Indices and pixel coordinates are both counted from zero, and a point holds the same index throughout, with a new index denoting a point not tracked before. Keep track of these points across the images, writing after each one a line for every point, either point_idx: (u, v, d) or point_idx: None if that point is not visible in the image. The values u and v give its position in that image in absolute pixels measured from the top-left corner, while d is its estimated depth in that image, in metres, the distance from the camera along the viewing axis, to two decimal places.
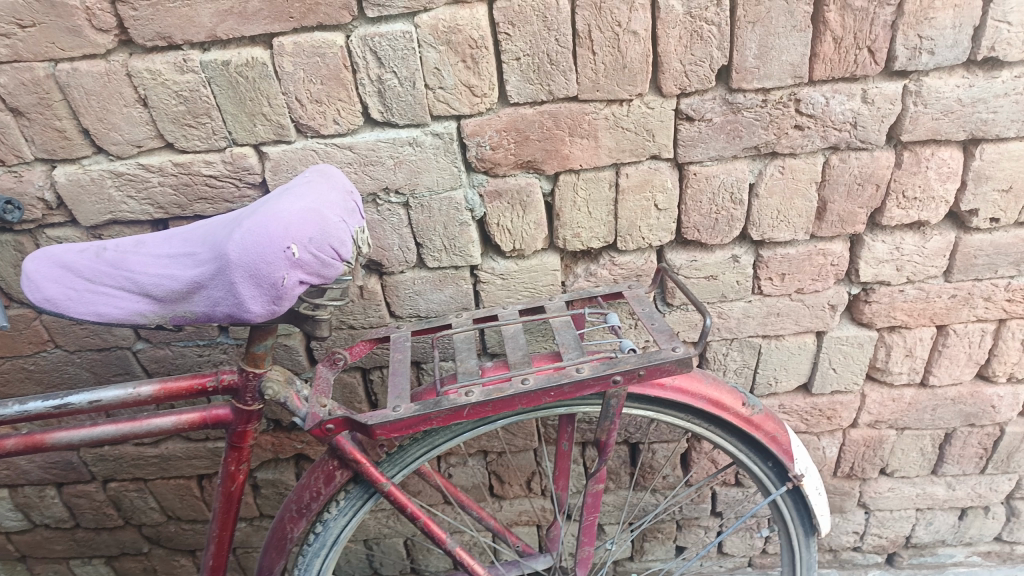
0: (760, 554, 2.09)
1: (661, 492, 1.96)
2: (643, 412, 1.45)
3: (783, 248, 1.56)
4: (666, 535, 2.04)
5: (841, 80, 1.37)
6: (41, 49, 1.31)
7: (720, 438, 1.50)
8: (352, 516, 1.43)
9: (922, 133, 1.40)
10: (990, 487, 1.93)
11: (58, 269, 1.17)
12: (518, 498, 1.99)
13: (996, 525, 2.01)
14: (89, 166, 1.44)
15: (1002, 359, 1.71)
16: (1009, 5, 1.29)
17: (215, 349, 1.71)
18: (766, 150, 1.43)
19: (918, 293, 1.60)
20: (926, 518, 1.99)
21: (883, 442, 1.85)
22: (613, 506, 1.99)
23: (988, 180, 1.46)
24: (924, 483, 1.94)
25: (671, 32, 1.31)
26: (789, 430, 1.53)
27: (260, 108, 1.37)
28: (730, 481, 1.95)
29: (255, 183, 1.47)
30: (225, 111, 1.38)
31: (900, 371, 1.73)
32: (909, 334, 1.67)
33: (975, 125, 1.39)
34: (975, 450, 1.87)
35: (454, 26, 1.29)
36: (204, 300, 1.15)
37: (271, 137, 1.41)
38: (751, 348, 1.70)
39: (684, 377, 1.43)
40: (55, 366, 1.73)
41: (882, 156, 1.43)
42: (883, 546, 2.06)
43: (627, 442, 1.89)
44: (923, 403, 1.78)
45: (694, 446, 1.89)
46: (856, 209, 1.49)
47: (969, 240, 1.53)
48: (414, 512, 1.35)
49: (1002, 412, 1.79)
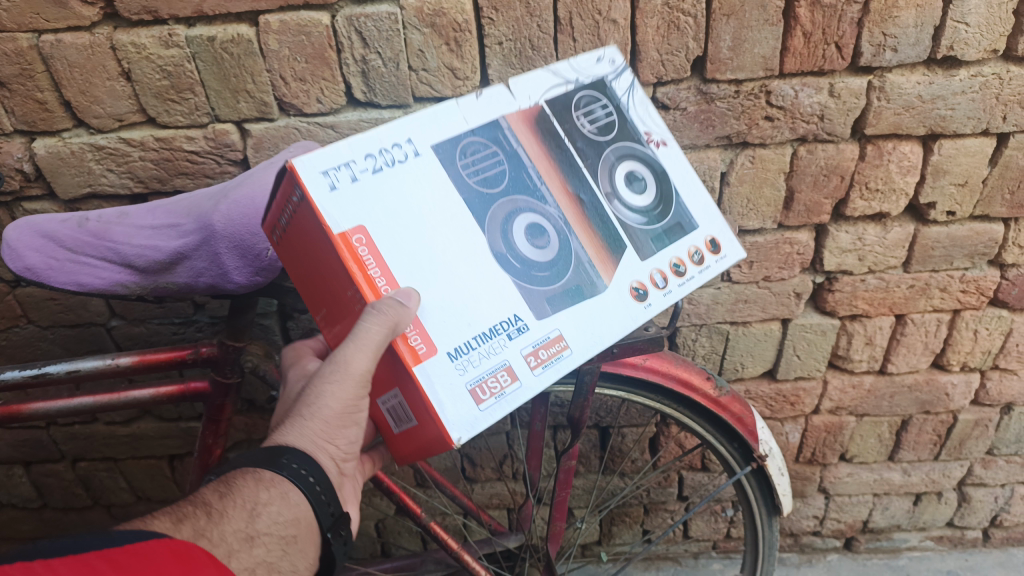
0: (724, 537, 2.14)
1: (629, 476, 2.01)
2: (615, 393, 1.51)
3: (752, 236, 1.61)
4: (633, 519, 2.09)
5: (809, 74, 1.43)
6: (25, 19, 1.32)
7: (687, 418, 1.55)
8: None
9: (885, 127, 1.46)
10: (943, 473, 2.01)
11: (41, 239, 1.18)
12: (489, 481, 2.01)
13: (948, 511, 2.09)
14: (69, 139, 1.44)
15: (956, 349, 1.78)
16: (967, 6, 1.36)
17: (190, 328, 1.71)
18: (737, 139, 1.49)
19: (879, 282, 1.67)
20: (882, 503, 2.07)
21: (843, 428, 1.92)
22: (582, 490, 2.03)
23: (946, 174, 1.53)
24: (881, 469, 2.01)
25: (649, 22, 1.36)
26: (757, 412, 1.58)
27: (244, 84, 1.39)
28: (696, 465, 2.00)
29: (236, 160, 1.48)
30: (209, 87, 1.39)
31: (860, 358, 1.79)
32: (869, 323, 1.73)
33: (934, 121, 1.46)
34: (929, 437, 1.95)
35: (438, 9, 1.32)
36: (187, 270, 1.17)
37: (254, 114, 1.43)
38: (720, 334, 1.75)
39: (655, 358, 1.48)
40: (28, 342, 1.72)
41: (847, 149, 1.49)
42: (841, 531, 2.13)
43: (598, 426, 1.93)
44: (882, 390, 1.85)
45: (662, 431, 1.93)
46: (822, 199, 1.55)
47: (927, 232, 1.60)
48: (390, 486, 1.44)
49: (956, 400, 1.87)
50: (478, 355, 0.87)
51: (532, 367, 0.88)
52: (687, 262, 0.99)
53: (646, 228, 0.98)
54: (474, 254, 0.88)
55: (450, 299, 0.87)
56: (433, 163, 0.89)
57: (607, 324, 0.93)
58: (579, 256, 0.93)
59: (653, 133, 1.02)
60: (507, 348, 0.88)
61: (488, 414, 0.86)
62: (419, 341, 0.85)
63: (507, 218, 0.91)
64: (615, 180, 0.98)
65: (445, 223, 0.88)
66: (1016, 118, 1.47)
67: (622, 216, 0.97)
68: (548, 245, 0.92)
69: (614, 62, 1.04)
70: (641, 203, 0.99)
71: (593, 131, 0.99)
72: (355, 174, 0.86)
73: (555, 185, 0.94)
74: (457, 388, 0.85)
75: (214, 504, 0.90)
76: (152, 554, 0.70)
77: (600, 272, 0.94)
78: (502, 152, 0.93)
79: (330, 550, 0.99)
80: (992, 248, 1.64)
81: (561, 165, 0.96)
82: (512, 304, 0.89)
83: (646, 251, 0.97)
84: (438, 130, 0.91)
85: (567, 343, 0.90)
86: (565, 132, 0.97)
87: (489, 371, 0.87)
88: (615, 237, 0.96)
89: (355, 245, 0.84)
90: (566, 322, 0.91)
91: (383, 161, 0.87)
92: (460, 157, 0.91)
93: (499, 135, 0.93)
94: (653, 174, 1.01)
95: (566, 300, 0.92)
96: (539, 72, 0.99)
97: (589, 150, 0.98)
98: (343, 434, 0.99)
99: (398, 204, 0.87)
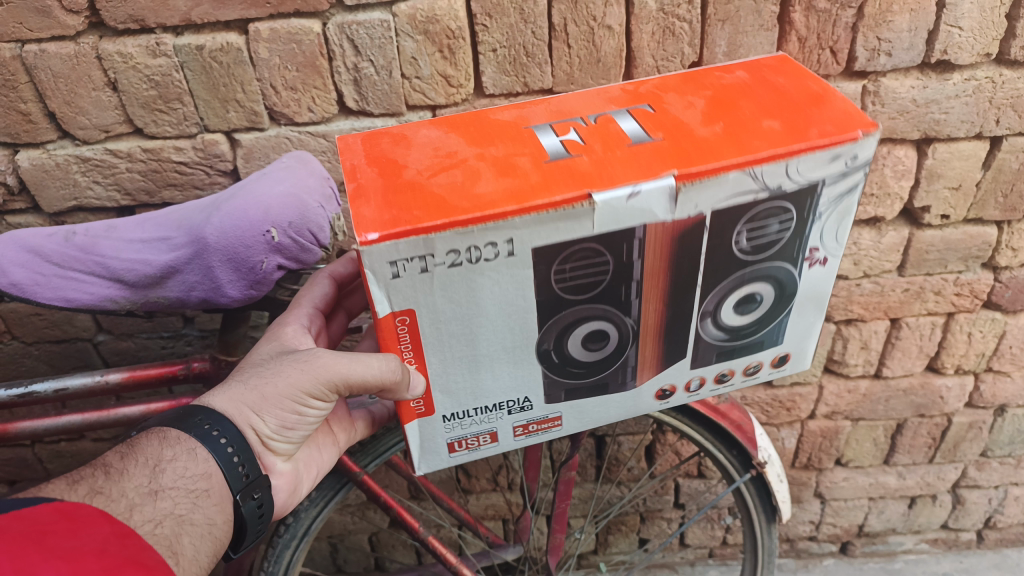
0: (720, 545, 2.13)
1: (625, 484, 2.01)
2: None
3: None
4: (629, 528, 2.08)
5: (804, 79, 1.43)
6: (8, 29, 1.29)
7: (686, 426, 1.54)
8: (323, 507, 1.39)
9: (880, 131, 1.46)
10: (938, 476, 2.01)
11: (26, 253, 1.14)
12: (484, 492, 1.98)
13: (942, 513, 2.09)
14: (55, 151, 1.41)
15: (950, 352, 1.79)
16: (961, 11, 1.36)
17: (179, 341, 1.67)
18: None
19: (874, 287, 1.67)
20: (878, 507, 2.07)
21: (839, 432, 1.92)
22: (579, 499, 2.02)
23: (940, 177, 1.53)
24: (876, 473, 2.01)
25: (644, 28, 1.35)
26: (755, 419, 1.57)
27: (234, 94, 1.37)
28: (692, 473, 1.99)
29: (226, 170, 1.45)
30: (197, 97, 1.37)
31: (856, 363, 1.79)
32: (864, 327, 1.73)
33: (929, 125, 1.46)
34: (924, 440, 1.95)
35: (432, 16, 1.31)
36: (178, 284, 1.15)
37: (244, 124, 1.40)
38: None
39: None
40: (11, 358, 1.68)
41: None
42: (837, 535, 2.13)
43: (594, 436, 1.91)
44: (877, 394, 1.85)
45: (659, 439, 1.93)
46: None
47: (922, 236, 1.60)
48: (388, 501, 1.39)
49: (950, 403, 1.87)
50: (468, 422, 0.99)
51: (515, 434, 1.04)
52: (737, 372, 1.08)
53: (716, 343, 1.02)
54: (526, 363, 0.94)
55: (461, 381, 0.93)
56: (518, 267, 0.82)
57: (606, 410, 1.07)
58: (626, 361, 1.00)
59: (819, 252, 0.95)
60: (500, 420, 1.01)
61: (454, 459, 1.04)
62: (420, 405, 0.95)
63: (575, 319, 0.91)
64: (725, 301, 0.97)
65: (499, 322, 0.88)
66: (1009, 121, 1.47)
67: (703, 331, 1.00)
68: (600, 349, 0.97)
69: (852, 158, 0.86)
70: (737, 323, 1.00)
71: (744, 247, 0.91)
72: (426, 266, 0.79)
73: (651, 297, 0.93)
74: (438, 439, 1.01)
75: (114, 465, 0.96)
76: (37, 517, 0.78)
77: (636, 375, 1.02)
78: (609, 262, 0.86)
79: (240, 511, 1.03)
80: (985, 251, 1.64)
81: (672, 280, 0.91)
82: (527, 390, 0.98)
83: (702, 364, 1.04)
84: (552, 234, 0.81)
85: (559, 422, 1.05)
86: (707, 248, 0.89)
87: (472, 433, 1.01)
88: (679, 349, 1.00)
89: (398, 324, 0.85)
90: (568, 410, 1.03)
91: (463, 260, 0.80)
92: (558, 261, 0.84)
93: (622, 244, 0.84)
94: (776, 296, 0.98)
95: (587, 392, 1.02)
96: (733, 175, 0.82)
97: (723, 268, 0.92)
98: (274, 415, 1.03)
99: (462, 308, 0.85)
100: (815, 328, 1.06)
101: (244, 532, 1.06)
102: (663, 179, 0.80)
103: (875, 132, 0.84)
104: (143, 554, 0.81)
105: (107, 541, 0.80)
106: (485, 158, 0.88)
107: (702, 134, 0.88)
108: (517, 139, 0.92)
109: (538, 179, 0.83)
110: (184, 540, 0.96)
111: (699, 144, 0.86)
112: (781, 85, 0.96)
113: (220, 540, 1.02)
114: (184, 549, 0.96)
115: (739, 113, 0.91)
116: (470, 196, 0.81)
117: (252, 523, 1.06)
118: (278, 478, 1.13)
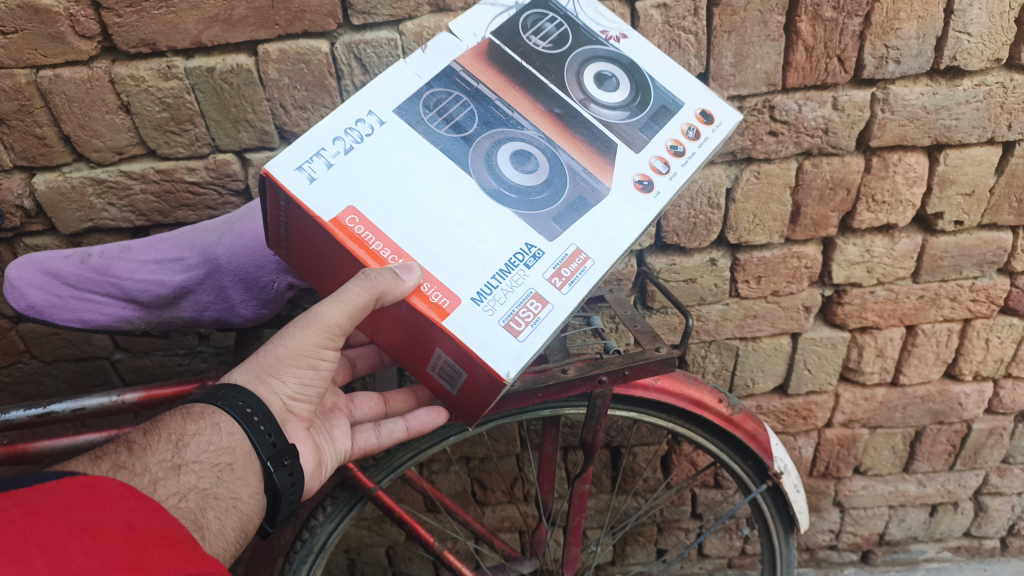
0: (739, 555, 2.12)
1: (642, 495, 2.00)
2: (626, 414, 1.49)
3: (759, 251, 1.60)
4: (646, 538, 2.07)
5: (812, 88, 1.42)
6: (23, 55, 1.31)
7: (701, 437, 1.53)
8: (338, 522, 1.41)
9: (890, 138, 1.45)
10: (959, 483, 1.99)
11: (44, 276, 1.15)
12: (500, 504, 1.98)
13: (965, 521, 2.06)
14: (70, 173, 1.44)
15: (968, 358, 1.77)
16: (969, 16, 1.35)
17: (195, 358, 1.69)
18: (742, 155, 1.47)
19: (888, 294, 1.66)
20: (898, 515, 2.04)
21: (857, 440, 1.90)
22: (595, 511, 2.01)
23: (952, 184, 1.52)
24: (896, 480, 1.99)
25: (649, 41, 1.36)
26: (770, 429, 1.56)
27: (244, 114, 1.38)
28: (709, 483, 1.97)
29: (238, 189, 1.47)
30: (209, 118, 1.38)
31: (872, 370, 1.78)
32: (880, 335, 1.72)
33: (940, 131, 1.45)
34: (944, 447, 1.92)
35: (438, 33, 1.33)
36: (191, 304, 1.16)
37: (255, 143, 1.42)
38: (729, 350, 1.74)
39: (666, 378, 1.47)
40: (30, 378, 1.71)
41: (853, 161, 1.48)
42: (857, 544, 2.10)
43: (609, 446, 1.91)
44: (894, 402, 1.83)
45: (674, 449, 1.92)
46: (829, 212, 1.54)
47: (935, 242, 1.59)
48: (402, 515, 1.39)
49: (969, 409, 1.85)
50: (503, 291, 0.86)
51: (559, 288, 0.87)
52: (685, 141, 0.98)
53: (630, 121, 0.99)
54: (475, 200, 0.90)
55: (455, 249, 0.87)
56: (399, 125, 0.92)
57: (624, 229, 0.91)
58: (571, 166, 0.94)
59: (609, 30, 1.05)
60: (527, 278, 0.87)
61: (530, 342, 0.84)
62: (441, 296, 0.84)
63: (489, 152, 0.92)
64: (586, 85, 1.00)
65: (428, 182, 0.89)
66: (1022, 126, 1.46)
67: (601, 117, 0.98)
68: (535, 167, 0.93)
69: None
70: (618, 98, 1.00)
71: (541, 45, 1.01)
72: (329, 160, 0.88)
73: (532, 114, 0.96)
74: (491, 327, 0.84)
75: (137, 440, 0.93)
76: (62, 492, 0.72)
77: (599, 177, 0.94)
78: (464, 95, 0.95)
79: (273, 480, 0.99)
80: (1000, 257, 1.62)
81: (537, 97, 0.97)
82: (520, 233, 0.89)
83: (639, 143, 0.97)
84: (398, 94, 0.93)
85: (586, 256, 0.89)
86: (520, 57, 1.00)
87: (517, 303, 0.86)
88: (602, 139, 0.97)
89: (351, 224, 0.86)
90: (579, 237, 0.90)
91: (352, 141, 0.89)
92: (422, 111, 0.93)
93: (455, 79, 0.95)
94: (620, 68, 1.02)
95: (573, 211, 0.91)
96: (477, 9, 1.01)
97: (550, 65, 1.00)
98: (293, 374, 1.02)
99: (379, 174, 0.89)
100: (690, 77, 1.04)
101: (278, 503, 1.02)
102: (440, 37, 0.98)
103: None
104: (170, 528, 0.76)
105: (136, 518, 0.74)
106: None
107: None
108: None
109: None
110: (208, 515, 0.92)
111: None
112: None
113: (246, 515, 0.98)
114: (208, 523, 0.92)
115: None
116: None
117: (284, 492, 1.01)
118: (302, 444, 1.08)
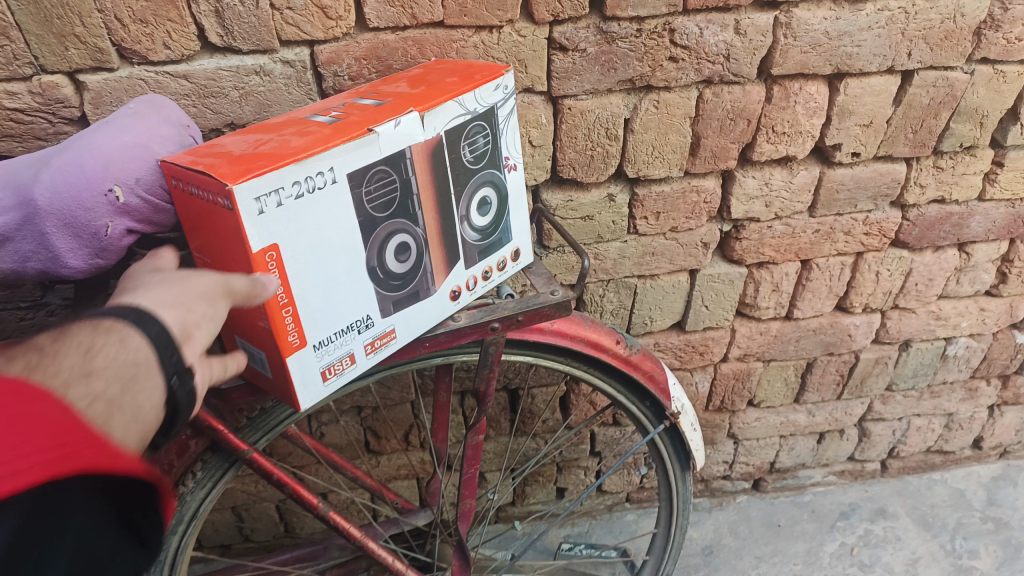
0: (637, 489, 2.12)
1: (541, 437, 1.96)
2: (521, 358, 1.40)
3: (658, 186, 1.53)
4: (545, 478, 2.04)
5: (714, 10, 1.33)
6: None
7: (599, 380, 1.47)
8: (212, 487, 1.27)
9: (792, 66, 1.39)
10: (845, 411, 2.04)
11: None
12: (395, 453, 1.89)
13: (849, 446, 2.13)
14: None
15: (859, 291, 1.78)
16: None
17: None
18: (641, 83, 1.38)
19: (786, 229, 1.63)
20: (789, 444, 2.09)
21: (751, 374, 1.90)
22: (493, 454, 1.95)
23: (851, 115, 1.48)
24: (787, 411, 2.02)
25: None
26: (667, 368, 1.53)
27: (72, 28, 1.17)
28: (608, 421, 1.96)
29: (72, 118, 1.27)
30: (28, 32, 1.17)
31: (767, 305, 1.76)
32: (776, 270, 1.70)
33: (841, 58, 1.40)
34: (833, 377, 1.95)
35: None
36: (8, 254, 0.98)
37: (88, 63, 1.21)
38: (627, 288, 1.67)
39: (563, 320, 1.39)
40: None
41: (754, 90, 1.42)
42: (750, 473, 2.13)
43: (507, 389, 1.84)
44: (788, 335, 1.83)
45: (572, 389, 1.89)
46: (728, 143, 1.48)
47: (833, 174, 1.56)
48: (281, 478, 1.23)
49: (858, 340, 1.88)
50: (333, 345, 0.93)
51: (368, 354, 0.98)
52: (493, 269, 1.14)
53: (478, 245, 1.07)
54: (358, 278, 0.92)
55: (320, 308, 0.90)
56: (342, 196, 0.86)
57: (424, 319, 1.04)
58: (426, 268, 1.00)
59: (512, 158, 1.07)
60: (353, 340, 0.95)
61: (329, 388, 0.95)
62: (295, 336, 0.89)
63: (385, 237, 0.93)
64: (472, 203, 1.03)
65: (335, 248, 0.88)
66: (921, 54, 1.42)
67: (466, 236, 1.04)
68: (406, 260, 0.97)
69: (503, 88, 1.03)
70: (482, 225, 1.07)
71: (466, 157, 1.00)
72: (281, 201, 0.80)
73: (430, 213, 0.98)
74: (313, 370, 0.92)
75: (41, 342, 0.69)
76: None
77: (435, 279, 1.03)
78: (398, 181, 0.91)
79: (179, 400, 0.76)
80: (894, 190, 1.62)
81: (440, 193, 0.98)
82: (368, 306, 0.95)
83: (473, 261, 1.08)
84: (355, 160, 0.85)
85: (393, 335, 1.00)
86: (450, 161, 0.98)
87: (336, 356, 0.95)
88: (455, 252, 1.04)
89: (268, 262, 0.82)
90: (400, 321, 1.00)
91: (305, 192, 0.81)
92: (364, 183, 0.88)
93: (400, 164, 0.91)
94: (498, 197, 1.07)
95: (407, 300, 1.00)
96: (449, 102, 0.94)
97: (459, 177, 1.00)
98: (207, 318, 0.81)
99: (306, 235, 0.84)
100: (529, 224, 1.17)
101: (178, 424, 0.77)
102: (410, 112, 0.90)
103: (511, 71, 1.04)
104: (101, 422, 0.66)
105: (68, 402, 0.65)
106: (280, 136, 0.88)
107: (415, 92, 0.98)
108: (294, 122, 0.94)
109: (329, 130, 0.87)
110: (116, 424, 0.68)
111: (421, 95, 0.97)
112: (455, 66, 1.12)
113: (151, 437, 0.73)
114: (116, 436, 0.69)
115: (426, 83, 1.04)
116: (279, 150, 0.82)
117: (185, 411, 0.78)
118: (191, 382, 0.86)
